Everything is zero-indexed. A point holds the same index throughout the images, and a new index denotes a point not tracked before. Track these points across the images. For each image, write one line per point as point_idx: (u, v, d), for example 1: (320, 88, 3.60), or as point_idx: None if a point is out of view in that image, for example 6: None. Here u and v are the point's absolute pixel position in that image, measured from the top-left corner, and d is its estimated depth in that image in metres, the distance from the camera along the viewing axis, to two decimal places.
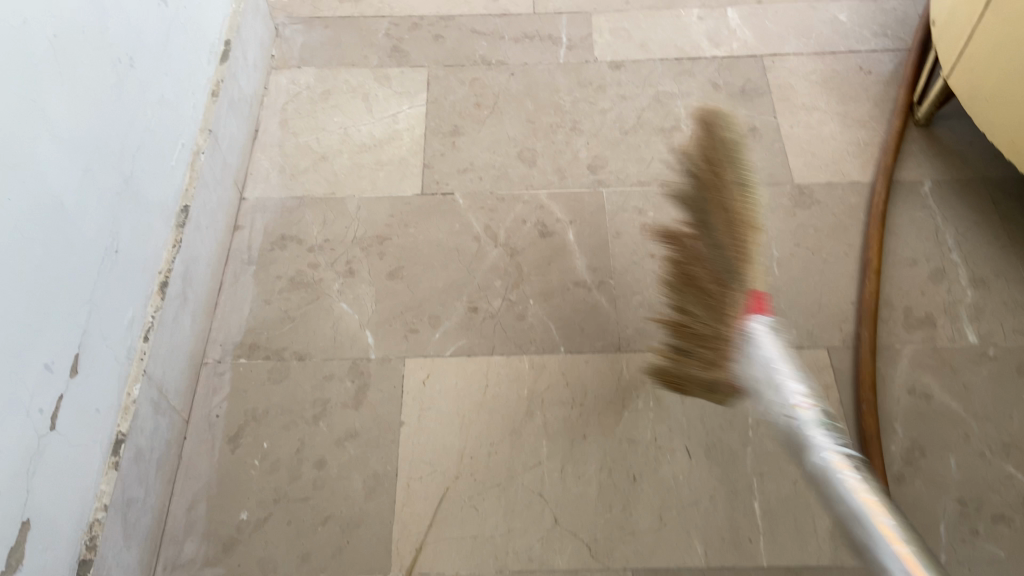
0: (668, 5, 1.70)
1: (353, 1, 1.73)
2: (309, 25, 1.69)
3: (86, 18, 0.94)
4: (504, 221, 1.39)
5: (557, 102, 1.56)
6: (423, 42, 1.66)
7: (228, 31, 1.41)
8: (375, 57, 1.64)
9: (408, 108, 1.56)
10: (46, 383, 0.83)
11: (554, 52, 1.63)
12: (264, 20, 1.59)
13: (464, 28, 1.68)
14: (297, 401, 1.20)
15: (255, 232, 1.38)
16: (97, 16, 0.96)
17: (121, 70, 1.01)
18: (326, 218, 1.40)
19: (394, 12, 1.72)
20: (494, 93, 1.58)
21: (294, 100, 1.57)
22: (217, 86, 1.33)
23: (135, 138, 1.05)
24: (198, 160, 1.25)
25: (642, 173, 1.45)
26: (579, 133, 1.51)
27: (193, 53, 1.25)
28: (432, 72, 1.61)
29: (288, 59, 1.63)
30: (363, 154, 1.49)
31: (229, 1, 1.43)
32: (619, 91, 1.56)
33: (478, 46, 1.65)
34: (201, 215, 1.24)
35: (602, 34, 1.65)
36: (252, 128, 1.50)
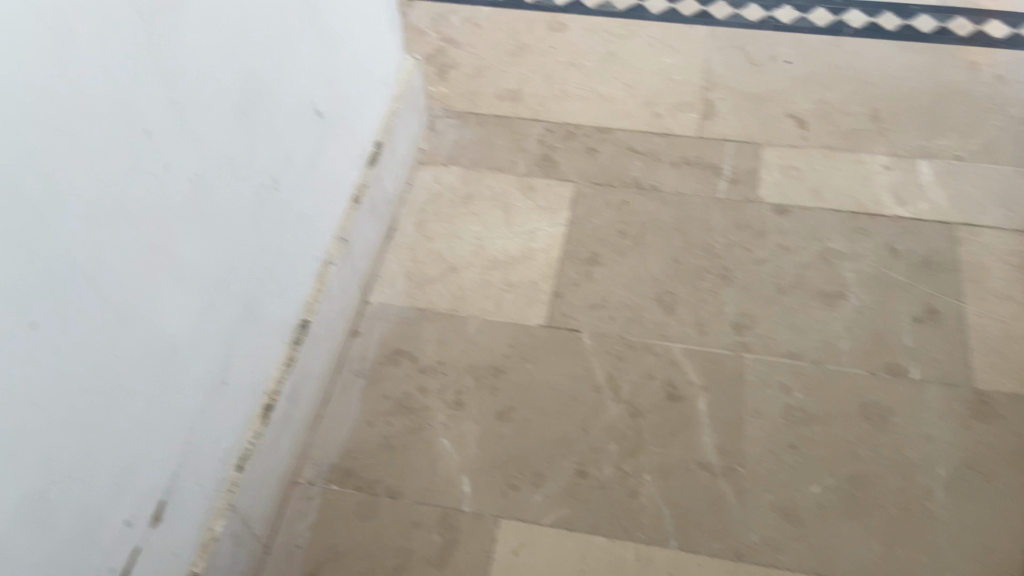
0: (850, 147, 1.54)
1: (512, 101, 1.69)
2: (463, 120, 1.66)
3: (233, 150, 0.90)
4: (630, 373, 1.28)
5: (709, 243, 1.43)
6: (575, 154, 1.59)
7: (381, 132, 1.38)
8: (524, 164, 1.58)
9: (549, 226, 1.47)
10: (123, 540, 0.78)
11: (715, 183, 1.51)
12: (419, 114, 1.56)
13: (622, 143, 1.60)
14: (381, 546, 1.13)
15: (371, 342, 1.33)
16: (246, 146, 0.93)
17: (262, 195, 0.98)
18: (444, 337, 1.33)
19: (551, 118, 1.65)
20: (642, 221, 1.47)
21: (433, 201, 1.52)
22: (359, 191, 1.31)
23: (264, 261, 1.01)
24: (328, 271, 1.21)
25: (794, 342, 1.30)
26: (728, 283, 1.38)
27: (341, 161, 1.23)
28: (579, 189, 1.53)
29: (436, 154, 1.59)
30: (494, 271, 1.41)
31: (386, 100, 1.41)
32: (781, 241, 1.42)
33: (633, 166, 1.56)
34: (319, 328, 1.20)
35: (770, 171, 1.52)
36: (388, 227, 1.46)
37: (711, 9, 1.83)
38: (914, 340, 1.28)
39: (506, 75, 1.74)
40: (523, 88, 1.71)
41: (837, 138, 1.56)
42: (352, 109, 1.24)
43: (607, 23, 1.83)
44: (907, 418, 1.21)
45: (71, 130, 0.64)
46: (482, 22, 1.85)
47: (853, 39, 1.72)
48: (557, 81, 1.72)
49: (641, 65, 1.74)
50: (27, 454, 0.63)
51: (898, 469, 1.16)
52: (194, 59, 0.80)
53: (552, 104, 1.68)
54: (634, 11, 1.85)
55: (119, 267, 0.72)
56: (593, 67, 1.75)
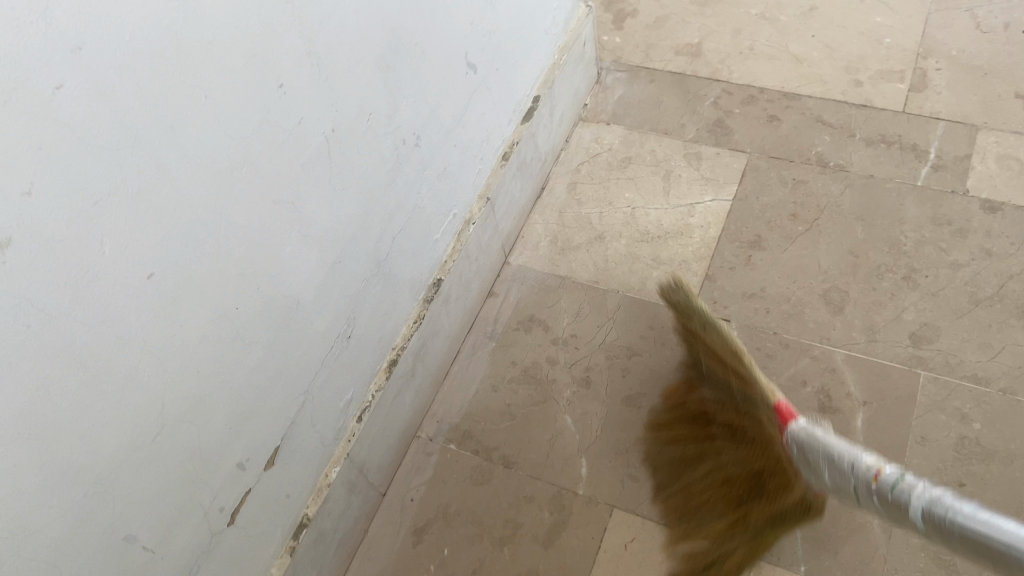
0: None
1: (690, 56, 1.55)
2: (634, 76, 1.55)
3: (374, 105, 0.88)
4: (779, 375, 1.16)
5: (896, 237, 1.25)
6: (753, 121, 1.44)
7: (540, 87, 1.32)
8: (692, 130, 1.46)
9: (711, 199, 1.37)
10: (234, 482, 0.81)
11: (913, 168, 1.32)
12: (586, 68, 1.48)
13: (809, 113, 1.42)
14: (490, 514, 1.11)
15: (506, 304, 1.31)
16: (389, 101, 0.91)
17: (401, 151, 0.96)
18: (580, 309, 1.29)
19: (732, 77, 1.50)
20: (818, 205, 1.31)
21: (590, 162, 1.46)
22: (511, 148, 1.26)
23: (398, 218, 1.00)
24: (467, 230, 1.20)
25: (983, 364, 1.11)
26: (911, 287, 1.20)
27: (492, 117, 1.19)
28: (751, 161, 1.39)
29: (599, 112, 1.52)
30: (642, 244, 1.34)
31: (550, 53, 1.34)
32: (985, 243, 1.22)
33: (818, 140, 1.38)
34: (454, 287, 1.19)
35: (984, 160, 1.31)
36: (539, 186, 1.42)
37: None
38: None
39: (689, 27, 1.59)
40: (706, 42, 1.56)
41: None
42: (509, 62, 1.19)
43: None
44: None
45: (199, 83, 0.63)
46: None
47: None
48: (745, 35, 1.55)
49: (846, 21, 1.53)
50: (140, 399, 0.66)
51: None
52: (336, 12, 0.77)
53: (735, 62, 1.52)
54: None
55: (244, 218, 0.73)
56: (789, 21, 1.55)
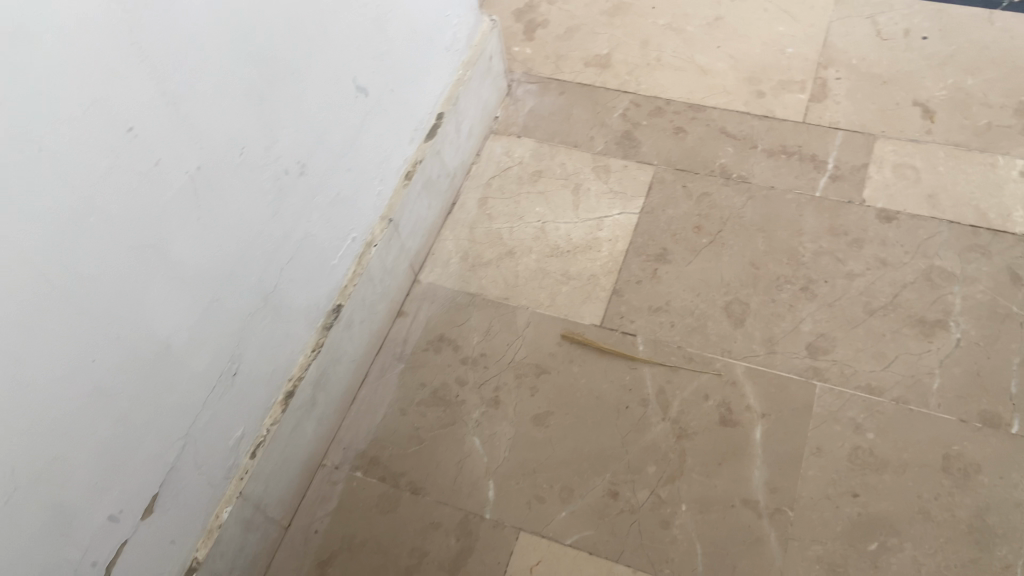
0: (983, 147, 1.32)
1: (599, 68, 1.56)
2: (544, 88, 1.55)
3: (249, 138, 0.86)
4: (682, 389, 1.17)
5: (795, 248, 1.28)
6: (660, 133, 1.45)
7: (443, 103, 1.31)
8: (601, 142, 1.46)
9: (619, 212, 1.37)
10: (105, 535, 0.80)
11: (812, 179, 1.34)
12: (494, 81, 1.47)
13: (713, 124, 1.44)
14: (396, 543, 1.11)
15: (415, 324, 1.30)
16: (266, 132, 0.89)
17: (284, 181, 0.94)
18: (490, 327, 1.28)
19: (640, 89, 1.51)
20: (722, 217, 1.33)
21: (501, 176, 1.45)
22: (413, 167, 1.25)
23: (286, 249, 0.98)
24: (368, 253, 1.17)
25: (877, 373, 1.14)
26: (809, 297, 1.23)
27: (391, 138, 1.17)
28: (658, 173, 1.40)
29: (510, 125, 1.51)
30: (551, 259, 1.34)
31: (454, 69, 1.32)
32: (880, 253, 1.25)
33: (722, 152, 1.40)
34: (355, 311, 1.16)
35: (882, 168, 1.33)
36: (448, 202, 1.40)
37: None
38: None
39: (598, 39, 1.60)
40: (614, 53, 1.57)
41: (969, 134, 1.34)
42: (407, 81, 1.17)
43: None
44: (999, 479, 1.04)
45: (27, 136, 0.62)
46: None
47: (1010, 14, 1.47)
48: (653, 46, 1.57)
49: (750, 31, 1.55)
50: None
51: (977, 537, 1.01)
52: (193, 46, 0.75)
53: (643, 74, 1.53)
54: None
55: (95, 267, 0.71)
56: (695, 32, 1.57)
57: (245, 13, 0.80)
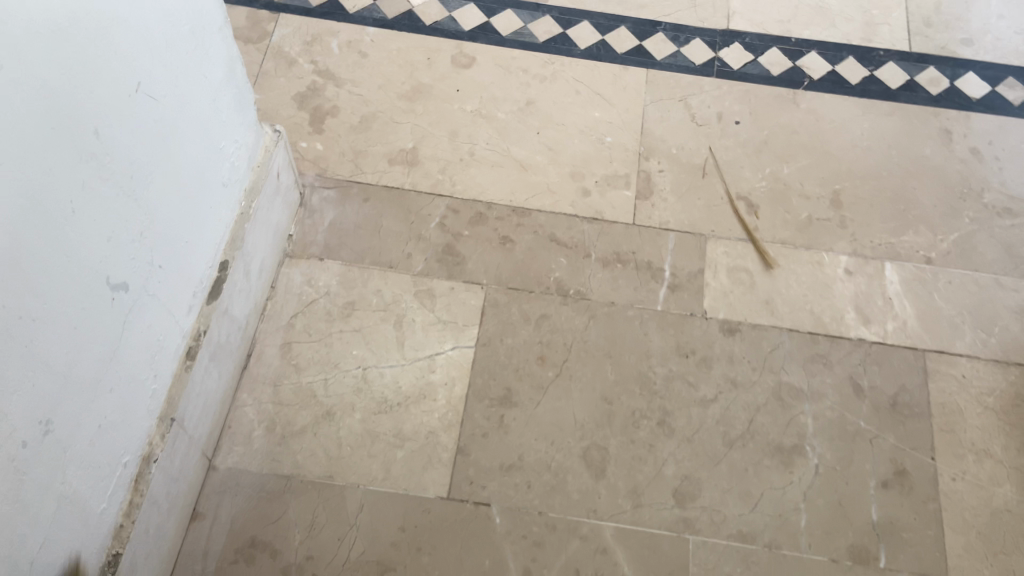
0: (808, 243, 1.32)
1: (407, 166, 1.37)
2: (344, 194, 1.33)
3: None
4: (551, 567, 1.04)
5: (645, 374, 1.19)
6: (485, 244, 1.29)
7: (228, 247, 1.05)
8: (420, 259, 1.27)
9: (451, 348, 1.20)
10: None
11: (652, 290, 1.27)
12: (285, 198, 1.23)
13: (541, 231, 1.32)
14: None
15: (218, 528, 1.04)
16: None
17: (22, 456, 0.66)
18: (315, 520, 1.05)
19: (455, 190, 1.35)
20: (565, 344, 1.21)
21: (306, 312, 1.21)
22: (196, 341, 0.98)
23: (35, 536, 0.69)
24: (148, 472, 0.89)
25: (746, 517, 1.08)
26: (667, 434, 1.14)
27: (166, 322, 0.90)
28: (490, 295, 1.25)
29: (309, 244, 1.27)
30: (380, 416, 1.13)
31: (235, 202, 1.07)
32: (729, 372, 1.19)
33: (555, 264, 1.28)
34: (138, 552, 0.89)
35: (717, 274, 1.28)
36: (243, 355, 1.15)
37: (648, 45, 1.52)
38: (882, 512, 1.09)
39: (400, 129, 1.40)
40: (420, 146, 1.39)
41: (793, 230, 1.33)
42: (180, 244, 0.91)
43: (523, 58, 1.49)
44: None
45: None
46: (367, 49, 1.49)
47: (813, 94, 1.47)
48: (462, 138, 1.40)
49: (565, 118, 1.43)
50: None
51: None
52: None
53: (456, 172, 1.37)
54: (556, 43, 1.52)
55: None
56: (507, 120, 1.43)
57: None
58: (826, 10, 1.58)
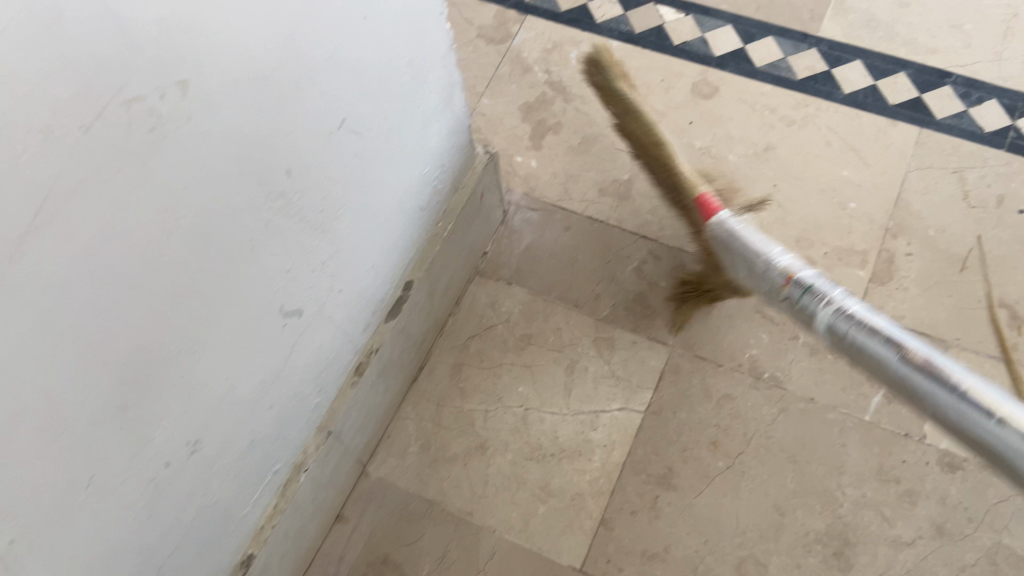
0: None
1: (617, 200, 1.30)
2: (548, 219, 1.29)
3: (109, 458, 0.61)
4: None
5: (831, 492, 1.05)
6: (681, 300, 1.20)
7: (416, 265, 1.05)
8: (609, 304, 1.22)
9: (619, 408, 1.14)
10: None
11: (863, 395, 1.10)
12: (486, 217, 1.21)
13: (747, 299, 1.20)
14: None
15: (356, 536, 1.07)
16: (139, 438, 0.64)
17: (165, 475, 0.69)
18: (446, 554, 1.05)
19: (662, 236, 1.27)
20: (745, 433, 1.10)
21: (483, 336, 1.20)
22: (366, 358, 0.99)
23: (167, 540, 0.74)
24: (296, 480, 0.93)
25: None
26: (842, 567, 1.01)
27: (336, 341, 0.91)
28: (673, 359, 1.17)
29: (500, 265, 1.26)
30: (531, 464, 1.10)
31: (432, 221, 1.06)
32: (935, 516, 1.02)
33: (755, 339, 1.16)
34: (275, 552, 0.94)
35: None
36: (415, 369, 1.16)
37: (928, 99, 1.29)
38: None
39: (619, 159, 1.33)
40: (637, 181, 1.31)
41: None
42: (363, 267, 0.92)
43: (773, 96, 1.33)
44: None
45: None
46: (605, 64, 1.40)
47: None
48: (683, 177, 1.30)
49: (805, 172, 1.27)
50: None
51: None
52: None
53: (669, 216, 1.28)
54: (816, 82, 1.33)
55: None
56: (739, 164, 1.29)
57: (91, 319, 0.55)
58: None
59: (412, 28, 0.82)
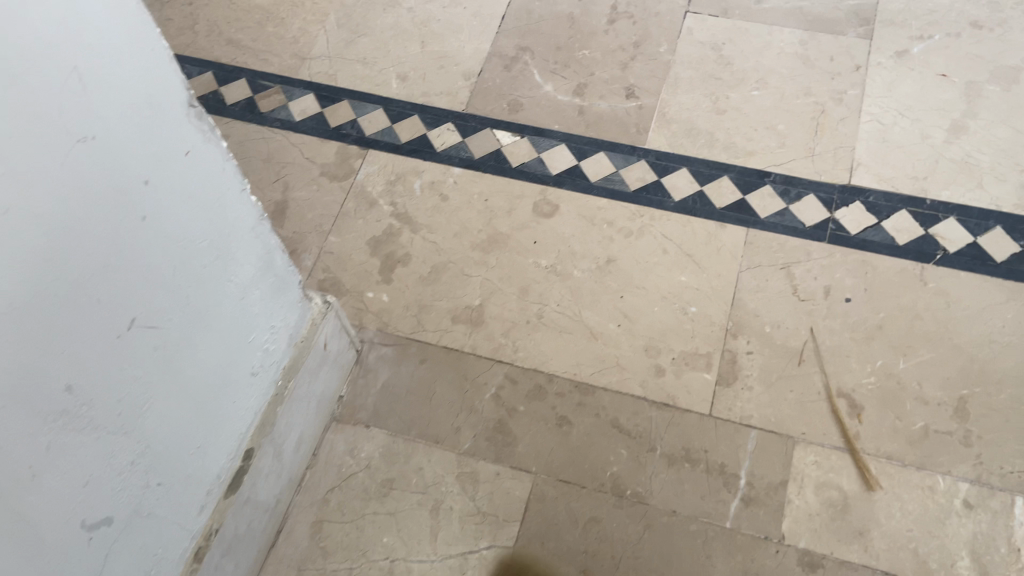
0: (919, 462, 1.12)
1: (470, 325, 1.30)
2: (402, 353, 1.28)
3: None
4: None
5: None
6: (539, 424, 1.20)
7: (256, 432, 1.01)
8: (469, 436, 1.20)
9: (487, 548, 1.11)
10: None
11: (724, 501, 1.11)
12: (335, 363, 1.19)
13: (604, 414, 1.20)
14: None
15: None
16: None
17: None
18: None
19: (517, 358, 1.26)
20: (613, 557, 1.09)
21: (343, 487, 1.16)
22: (205, 541, 0.95)
23: None
24: None
25: None
26: None
27: (162, 536, 0.87)
28: (538, 487, 1.15)
29: (357, 408, 1.23)
30: None
31: (269, 383, 1.03)
32: None
33: (615, 456, 1.17)
34: None
35: (803, 490, 1.12)
36: (272, 534, 1.11)
37: (751, 200, 1.37)
38: None
39: (469, 283, 1.34)
40: (488, 304, 1.31)
41: (902, 442, 1.14)
42: (184, 452, 0.88)
43: (610, 209, 1.39)
44: None
45: None
46: (449, 192, 1.43)
47: (944, 271, 1.27)
48: (532, 297, 1.32)
49: (646, 281, 1.32)
50: None
51: None
52: None
53: (522, 337, 1.28)
54: (647, 193, 1.40)
55: None
56: (584, 279, 1.33)
57: None
58: (973, 166, 1.36)
59: (202, 211, 0.81)
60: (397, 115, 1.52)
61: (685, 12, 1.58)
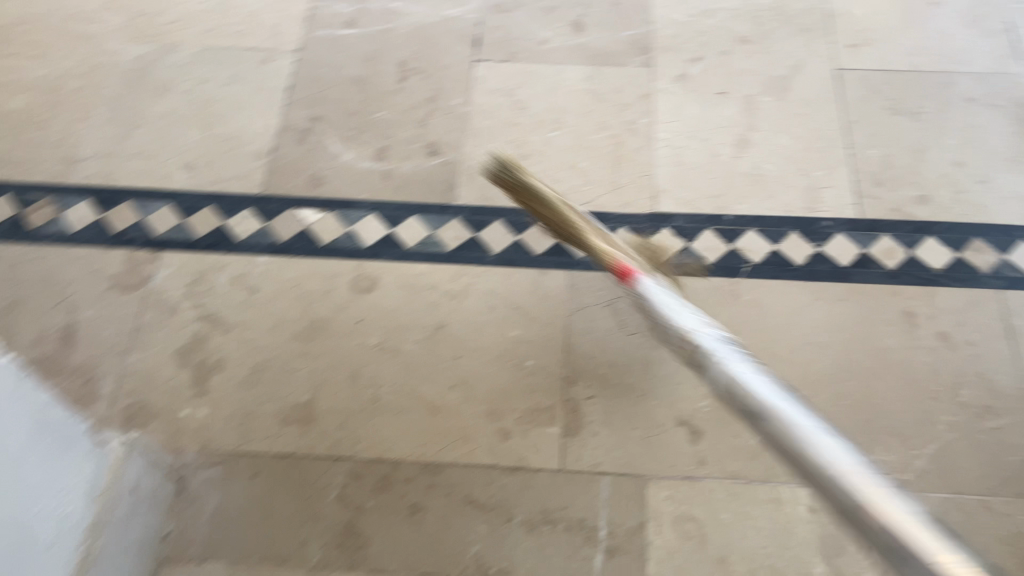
0: (763, 476, 1.16)
1: (303, 425, 1.22)
2: (231, 470, 1.18)
3: None
4: None
5: None
6: (390, 517, 1.14)
7: None
8: (318, 548, 1.12)
9: None
10: None
11: (588, 556, 1.11)
12: (149, 502, 1.10)
13: (456, 491, 1.16)
14: None
15: None
16: None
17: None
18: None
19: (357, 450, 1.19)
20: None
21: None
22: None
23: None
24: None
25: None
26: None
27: None
28: None
29: (185, 546, 1.13)
30: None
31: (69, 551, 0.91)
32: None
33: (474, 534, 1.13)
34: None
35: (661, 527, 1.13)
36: None
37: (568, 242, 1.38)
38: None
39: (295, 378, 1.25)
40: (318, 398, 1.24)
41: (745, 459, 1.17)
42: None
43: (430, 273, 1.35)
44: None
45: None
46: (258, 283, 1.34)
47: (754, 282, 1.32)
48: (365, 381, 1.25)
49: (478, 342, 1.28)
50: None
51: None
52: None
53: (359, 426, 1.21)
54: (465, 250, 1.37)
55: None
56: (415, 351, 1.28)
57: None
58: (762, 177, 1.43)
59: None
60: (189, 209, 1.41)
61: (473, 61, 1.58)
